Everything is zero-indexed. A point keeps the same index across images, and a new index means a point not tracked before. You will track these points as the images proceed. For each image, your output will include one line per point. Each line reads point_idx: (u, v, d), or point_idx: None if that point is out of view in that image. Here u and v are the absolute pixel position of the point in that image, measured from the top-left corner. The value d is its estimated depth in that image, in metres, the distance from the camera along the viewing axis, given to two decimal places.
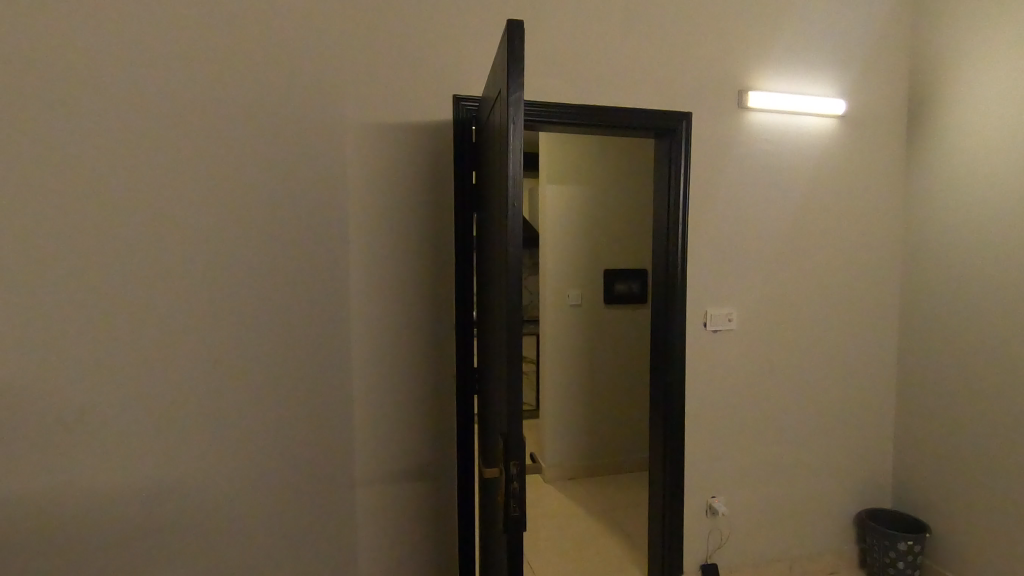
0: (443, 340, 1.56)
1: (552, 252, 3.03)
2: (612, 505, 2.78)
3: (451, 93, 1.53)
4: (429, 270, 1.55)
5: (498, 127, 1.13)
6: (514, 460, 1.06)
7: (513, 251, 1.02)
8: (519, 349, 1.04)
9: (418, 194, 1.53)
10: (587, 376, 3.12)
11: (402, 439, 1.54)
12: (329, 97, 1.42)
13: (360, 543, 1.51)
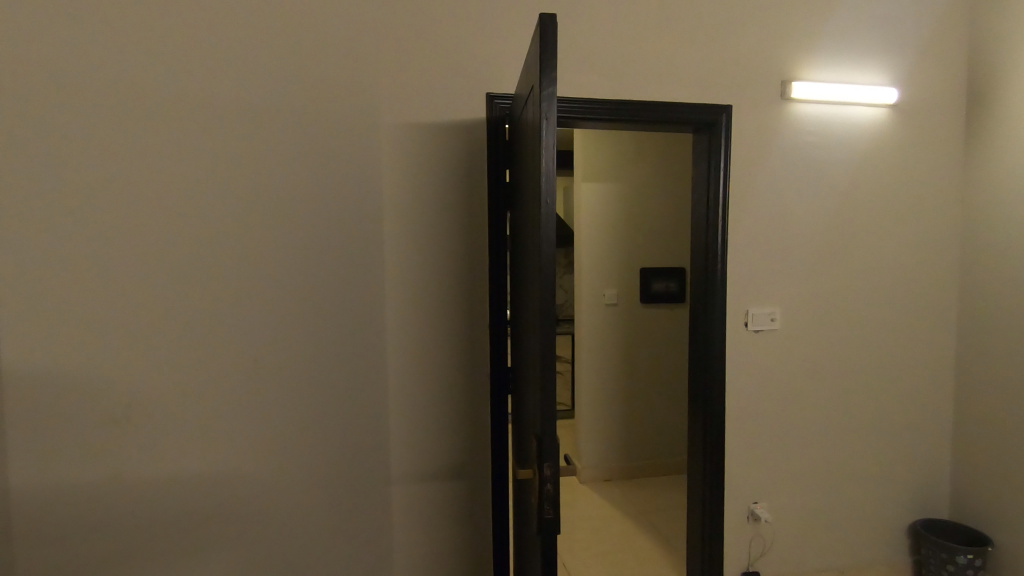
0: (476, 339, 1.56)
1: (588, 251, 3.00)
2: (649, 508, 2.73)
3: (484, 92, 1.53)
4: (463, 270, 1.55)
5: (531, 124, 1.11)
6: (548, 462, 1.04)
7: (547, 249, 1.01)
8: (552, 348, 1.03)
9: (452, 194, 1.53)
10: (623, 377, 3.08)
11: (436, 438, 1.55)
12: (364, 99, 1.44)
13: (395, 540, 1.52)
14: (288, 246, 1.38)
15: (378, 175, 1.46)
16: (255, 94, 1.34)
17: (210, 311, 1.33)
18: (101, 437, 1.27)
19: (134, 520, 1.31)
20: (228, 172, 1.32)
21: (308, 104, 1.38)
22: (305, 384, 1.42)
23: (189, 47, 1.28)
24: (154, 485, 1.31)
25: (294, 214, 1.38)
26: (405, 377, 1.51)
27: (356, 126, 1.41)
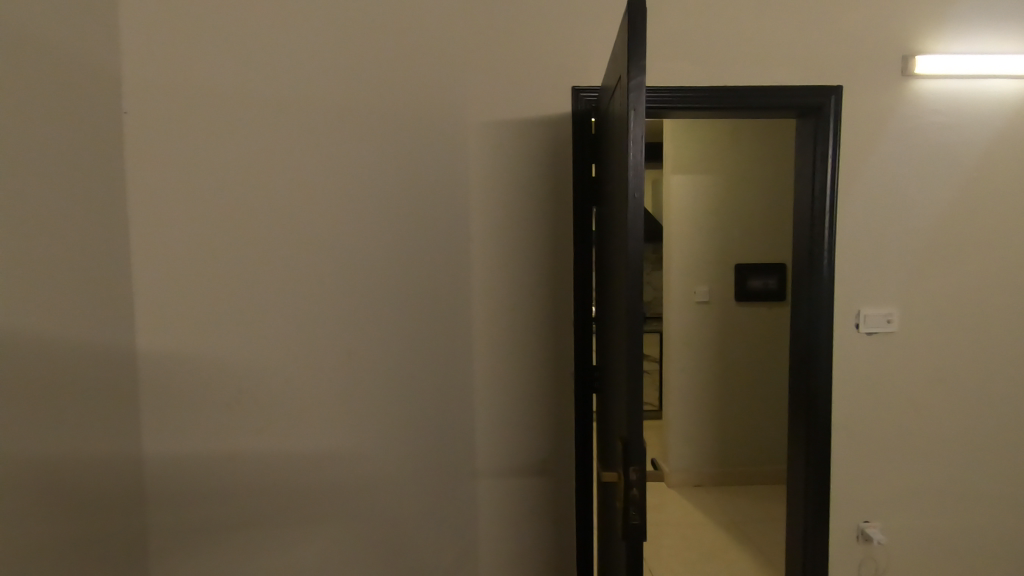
0: (561, 336, 1.55)
1: (678, 247, 2.88)
2: (743, 518, 2.58)
3: (571, 85, 1.50)
4: (548, 266, 1.53)
5: (618, 115, 1.08)
6: (634, 466, 1.01)
7: (634, 244, 0.98)
8: (639, 348, 0.99)
9: (538, 191, 1.52)
10: (716, 378, 2.93)
11: (521, 435, 1.55)
12: (451, 96, 1.45)
13: (481, 534, 1.54)
14: (379, 243, 1.41)
15: (464, 173, 1.48)
16: (349, 95, 1.37)
17: (307, 308, 1.38)
18: (210, 427, 1.34)
19: (239, 508, 1.37)
20: (323, 172, 1.37)
21: (398, 103, 1.41)
22: (396, 379, 1.45)
23: (289, 53, 1.34)
24: (256, 474, 1.38)
25: (384, 212, 1.41)
26: (491, 372, 1.53)
27: (444, 126, 1.45)
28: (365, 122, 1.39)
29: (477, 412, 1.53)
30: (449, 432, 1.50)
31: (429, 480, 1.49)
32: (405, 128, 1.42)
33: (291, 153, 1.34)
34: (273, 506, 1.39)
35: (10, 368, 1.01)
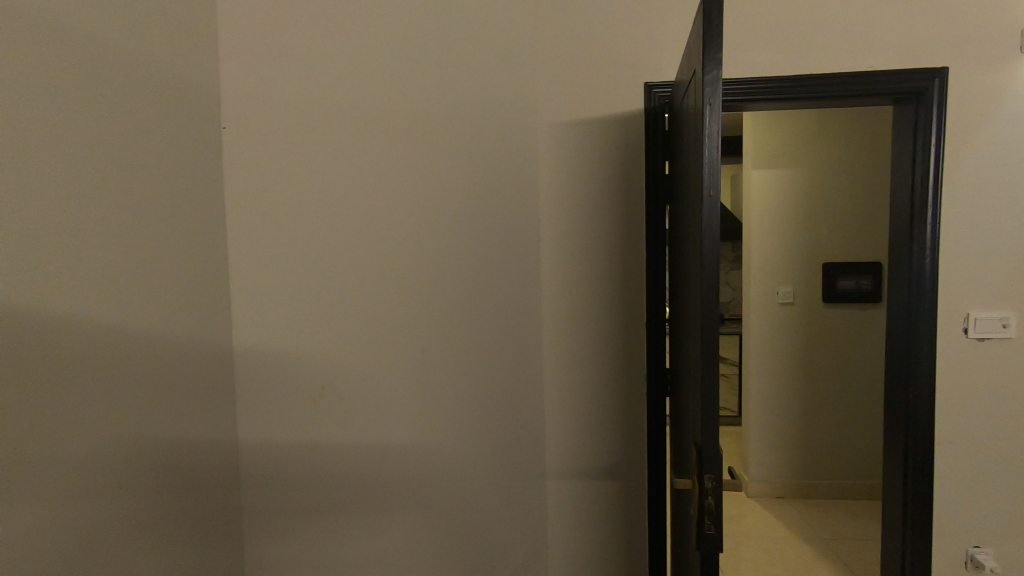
0: (633, 337, 1.52)
1: (758, 245, 2.74)
2: (833, 534, 2.41)
3: (643, 81, 1.47)
4: (619, 267, 1.51)
5: (692, 111, 1.04)
6: (709, 475, 0.98)
7: (709, 244, 0.94)
8: (715, 351, 0.95)
9: (610, 191, 1.50)
10: (800, 384, 2.76)
11: (591, 436, 1.54)
12: (521, 99, 1.47)
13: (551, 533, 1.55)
14: None
15: (535, 178, 1.51)
16: None
17: None
18: None
19: None
20: None
21: None
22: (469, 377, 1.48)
23: None
24: None
25: None
26: (560, 373, 1.55)
27: (516, 128, 1.46)
28: None
29: (546, 412, 1.56)
30: (520, 433, 1.50)
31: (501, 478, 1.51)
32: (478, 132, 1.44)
33: None
34: None
35: (175, 373, 1.02)
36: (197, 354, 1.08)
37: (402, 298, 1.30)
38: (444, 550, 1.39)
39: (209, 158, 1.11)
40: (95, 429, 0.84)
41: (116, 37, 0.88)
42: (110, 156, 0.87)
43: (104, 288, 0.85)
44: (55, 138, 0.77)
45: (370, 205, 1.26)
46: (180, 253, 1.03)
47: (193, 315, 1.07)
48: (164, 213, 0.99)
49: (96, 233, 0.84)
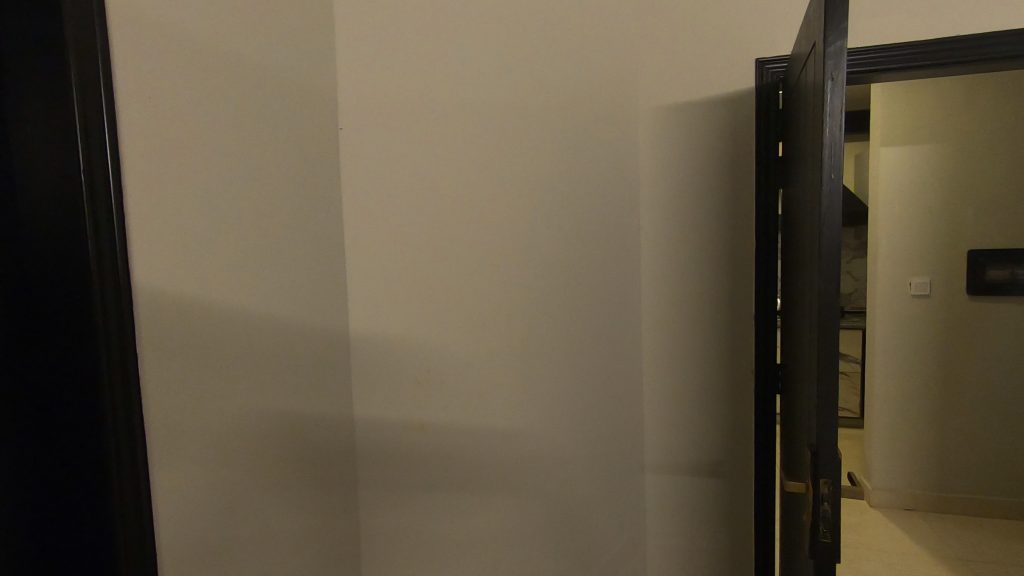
0: (740, 332, 1.43)
1: (887, 231, 2.48)
2: (974, 555, 2.15)
3: (754, 57, 1.36)
4: (725, 258, 1.43)
5: (811, 87, 0.96)
6: (825, 479, 0.91)
7: (829, 232, 0.87)
8: (834, 346, 0.88)
9: (715, 178, 1.42)
10: (937, 385, 2.47)
11: (692, 433, 1.49)
12: (620, 86, 1.42)
13: (649, 522, 1.54)
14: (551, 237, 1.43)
15: (635, 166, 1.47)
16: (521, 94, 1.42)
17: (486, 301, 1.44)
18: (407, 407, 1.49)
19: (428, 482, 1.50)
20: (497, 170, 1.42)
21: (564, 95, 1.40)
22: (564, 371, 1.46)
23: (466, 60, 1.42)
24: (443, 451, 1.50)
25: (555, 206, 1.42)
26: (661, 367, 1.51)
27: (617, 116, 1.42)
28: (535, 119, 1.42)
29: (645, 406, 1.53)
30: (619, 427, 1.49)
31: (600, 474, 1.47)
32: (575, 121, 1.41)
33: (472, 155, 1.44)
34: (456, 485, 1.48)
35: (297, 358, 1.13)
36: (313, 342, 1.17)
37: (501, 291, 1.32)
38: (544, 536, 1.41)
39: (323, 156, 1.20)
40: (233, 401, 0.95)
41: (239, 51, 0.97)
42: (241, 159, 0.97)
43: (235, 281, 0.95)
44: (201, 143, 0.88)
45: (469, 198, 1.30)
46: (299, 249, 1.12)
47: (313, 306, 1.18)
48: (287, 212, 1.09)
49: (229, 231, 0.93)
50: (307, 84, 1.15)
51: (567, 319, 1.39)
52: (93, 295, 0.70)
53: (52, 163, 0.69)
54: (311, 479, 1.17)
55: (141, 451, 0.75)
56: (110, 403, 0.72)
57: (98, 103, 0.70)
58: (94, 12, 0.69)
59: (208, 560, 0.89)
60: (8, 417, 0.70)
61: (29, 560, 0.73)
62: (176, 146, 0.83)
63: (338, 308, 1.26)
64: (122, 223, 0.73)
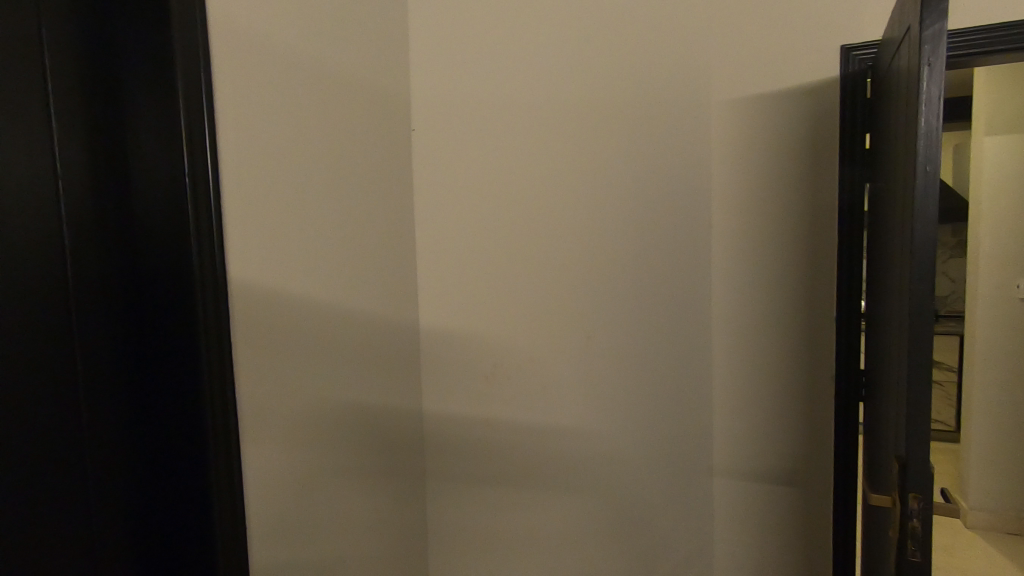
0: (822, 337, 1.28)
1: (990, 228, 2.27)
2: None
3: (851, 26, 1.19)
4: (806, 253, 1.27)
5: (904, 73, 0.90)
6: (913, 494, 0.85)
7: (922, 228, 0.82)
8: (926, 351, 0.83)
9: (797, 165, 1.26)
10: None
11: (767, 447, 1.34)
12: (689, 64, 1.28)
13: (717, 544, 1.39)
14: (608, 229, 1.32)
15: (705, 149, 1.30)
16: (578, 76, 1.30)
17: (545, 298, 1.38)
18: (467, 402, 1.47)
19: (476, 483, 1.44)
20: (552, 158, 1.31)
21: (627, 79, 1.28)
22: (624, 374, 1.35)
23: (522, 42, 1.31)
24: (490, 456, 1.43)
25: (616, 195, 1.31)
26: (732, 379, 1.35)
27: (686, 98, 1.28)
28: (596, 103, 1.29)
29: (713, 421, 1.36)
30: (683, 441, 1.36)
31: (662, 485, 1.37)
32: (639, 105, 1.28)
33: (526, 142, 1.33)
34: (504, 488, 1.42)
35: (347, 353, 1.10)
36: (357, 340, 1.13)
37: (564, 288, 1.34)
38: (602, 535, 1.39)
39: (370, 150, 1.17)
40: (307, 391, 0.99)
41: (283, 39, 0.93)
42: (290, 151, 0.94)
43: (289, 275, 0.94)
44: (251, 135, 0.86)
45: (536, 198, 1.33)
46: (348, 241, 1.10)
47: (351, 302, 1.11)
48: (329, 203, 1.04)
49: (283, 225, 0.93)
50: (353, 76, 1.11)
51: (630, 317, 1.33)
52: (194, 281, 0.77)
53: (163, 170, 0.76)
54: (361, 475, 1.16)
55: (234, 433, 0.82)
56: (208, 388, 0.79)
57: (201, 114, 0.77)
58: (198, 30, 0.76)
59: (281, 543, 0.93)
60: (127, 395, 0.80)
61: (145, 519, 0.83)
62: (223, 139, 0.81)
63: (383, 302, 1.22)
64: (218, 217, 0.79)
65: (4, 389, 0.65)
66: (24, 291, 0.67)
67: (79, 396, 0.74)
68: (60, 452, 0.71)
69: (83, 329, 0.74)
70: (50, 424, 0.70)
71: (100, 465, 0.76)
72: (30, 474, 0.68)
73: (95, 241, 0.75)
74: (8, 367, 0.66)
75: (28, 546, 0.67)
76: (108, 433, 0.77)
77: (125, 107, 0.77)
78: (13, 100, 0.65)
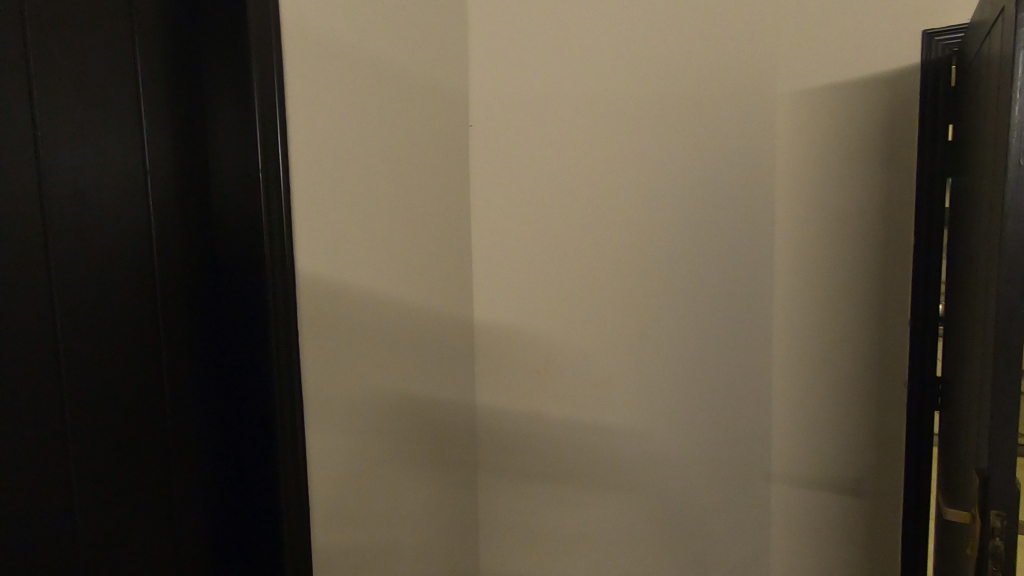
0: (896, 341, 1.20)
1: None
2: None
3: (938, 10, 1.11)
4: (881, 251, 1.19)
5: (996, 59, 0.83)
6: (997, 513, 0.79)
7: (1013, 227, 0.76)
8: (1016, 360, 0.76)
9: (873, 157, 1.17)
10: None
11: (833, 456, 1.26)
12: (755, 53, 1.22)
13: (774, 556, 1.31)
14: (665, 224, 1.29)
15: (771, 140, 1.23)
16: (637, 70, 1.27)
17: (597, 297, 1.34)
18: (512, 406, 1.42)
19: (525, 478, 1.44)
20: (609, 153, 1.30)
21: (688, 71, 1.25)
22: (678, 374, 1.32)
23: (581, 35, 1.29)
24: (539, 453, 1.42)
25: (673, 190, 1.27)
26: (796, 384, 1.27)
27: (751, 89, 1.22)
28: (655, 97, 1.27)
29: (773, 428, 1.29)
30: (739, 445, 1.30)
31: (717, 489, 1.33)
32: (700, 97, 1.24)
33: (582, 136, 1.31)
34: (554, 483, 1.42)
35: (402, 345, 1.12)
36: (413, 333, 1.16)
37: (619, 285, 1.32)
38: (653, 534, 1.37)
39: (429, 147, 1.19)
40: (363, 381, 1.02)
41: (348, 39, 0.96)
42: (352, 147, 0.97)
43: (350, 268, 0.97)
44: (319, 134, 0.90)
45: (592, 194, 1.32)
46: (406, 235, 1.12)
47: (406, 295, 1.13)
48: (389, 197, 1.07)
49: (346, 218, 0.96)
50: (413, 74, 1.13)
51: (686, 315, 1.30)
52: (264, 271, 0.81)
53: (239, 167, 0.81)
54: (416, 462, 1.18)
55: (298, 417, 0.86)
56: (277, 373, 0.83)
57: (273, 112, 0.81)
58: (271, 34, 0.80)
59: (339, 524, 0.96)
60: (204, 378, 0.86)
61: (218, 494, 0.88)
62: (294, 138, 0.85)
63: (436, 295, 1.23)
64: (288, 212, 0.83)
65: (100, 370, 0.71)
66: (117, 279, 0.73)
67: (162, 379, 0.79)
68: (150, 428, 0.78)
69: (166, 319, 0.80)
70: (138, 403, 0.76)
71: (180, 441, 0.82)
72: (124, 446, 0.74)
73: (177, 236, 0.80)
74: (105, 351, 0.72)
75: (120, 511, 0.74)
76: (188, 413, 0.83)
77: (206, 108, 0.82)
78: (108, 103, 0.71)
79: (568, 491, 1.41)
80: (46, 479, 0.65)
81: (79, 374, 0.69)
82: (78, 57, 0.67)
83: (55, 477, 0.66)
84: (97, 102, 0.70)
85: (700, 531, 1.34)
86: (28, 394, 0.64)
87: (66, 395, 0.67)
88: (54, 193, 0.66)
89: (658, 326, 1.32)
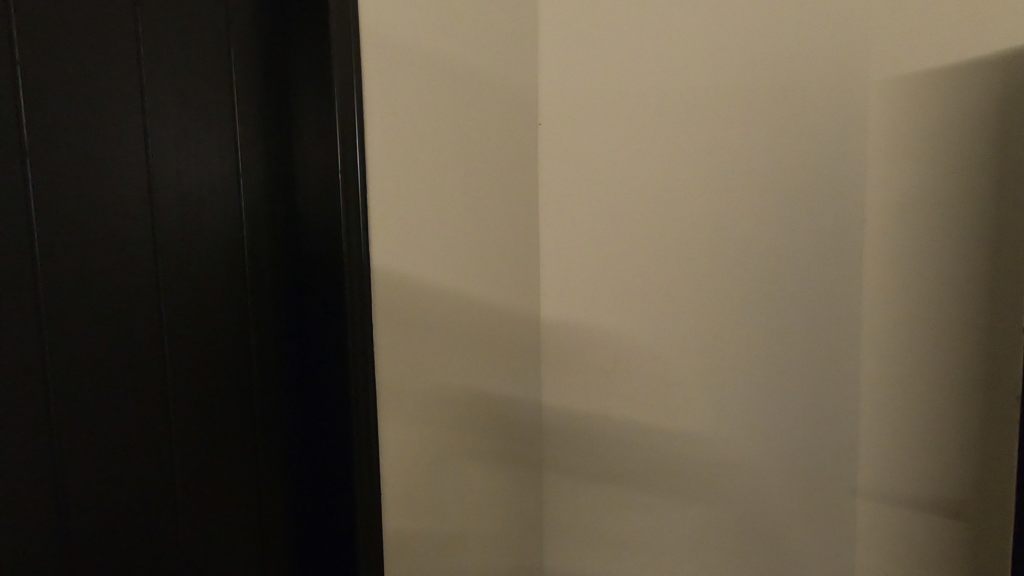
0: (1007, 346, 1.08)
1: None
2: None
3: None
4: (991, 246, 1.07)
5: None
6: None
7: None
8: None
9: (982, 142, 1.06)
10: None
11: (929, 470, 1.16)
12: (843, 34, 1.13)
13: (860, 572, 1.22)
14: (741, 218, 1.23)
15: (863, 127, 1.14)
16: (711, 59, 1.23)
17: (667, 292, 1.31)
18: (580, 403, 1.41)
19: (593, 475, 1.43)
20: (681, 145, 1.26)
21: (767, 58, 1.19)
22: (754, 375, 1.26)
23: (651, 27, 1.27)
24: (606, 450, 1.41)
25: (750, 182, 1.22)
26: (887, 391, 1.17)
27: (838, 73, 1.14)
28: (731, 87, 1.22)
29: (860, 437, 1.20)
30: (819, 452, 1.23)
31: (796, 497, 1.25)
32: (780, 85, 1.18)
33: (653, 130, 1.29)
34: (621, 480, 1.40)
35: (472, 338, 1.14)
36: (482, 326, 1.17)
37: (692, 280, 1.28)
38: (724, 540, 1.31)
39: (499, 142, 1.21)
40: (434, 375, 1.04)
41: (422, 39, 0.98)
42: (425, 144, 1.00)
43: (422, 261, 1.00)
44: (393, 131, 0.93)
45: (663, 188, 1.29)
46: (477, 229, 1.14)
47: (476, 289, 1.14)
48: (461, 192, 1.09)
49: (418, 212, 0.98)
50: (483, 71, 1.15)
51: (764, 312, 1.24)
52: (342, 264, 0.85)
53: (320, 166, 0.86)
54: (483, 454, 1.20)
55: (371, 405, 0.89)
56: (352, 361, 0.87)
57: (351, 116, 0.85)
58: (350, 37, 0.83)
59: (406, 507, 0.99)
60: (289, 363, 0.92)
61: (299, 472, 0.95)
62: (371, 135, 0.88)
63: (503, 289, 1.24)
64: (365, 209, 0.87)
65: (194, 348, 0.81)
66: (208, 273, 0.82)
67: (250, 361, 0.88)
68: (237, 404, 0.86)
69: (255, 307, 0.87)
70: (227, 381, 0.85)
71: (265, 420, 0.90)
72: (214, 416, 0.84)
73: (265, 232, 0.87)
74: (199, 332, 0.82)
75: (211, 472, 0.84)
76: (274, 394, 0.91)
77: (293, 113, 0.88)
78: (204, 115, 0.80)
79: (636, 491, 1.39)
80: (149, 434, 0.78)
81: (177, 349, 0.80)
82: (178, 77, 0.77)
83: (154, 433, 0.79)
84: (194, 116, 0.79)
85: (777, 540, 1.27)
86: (134, 362, 0.76)
87: (169, 366, 0.79)
88: (153, 198, 0.77)
89: (732, 324, 1.26)
